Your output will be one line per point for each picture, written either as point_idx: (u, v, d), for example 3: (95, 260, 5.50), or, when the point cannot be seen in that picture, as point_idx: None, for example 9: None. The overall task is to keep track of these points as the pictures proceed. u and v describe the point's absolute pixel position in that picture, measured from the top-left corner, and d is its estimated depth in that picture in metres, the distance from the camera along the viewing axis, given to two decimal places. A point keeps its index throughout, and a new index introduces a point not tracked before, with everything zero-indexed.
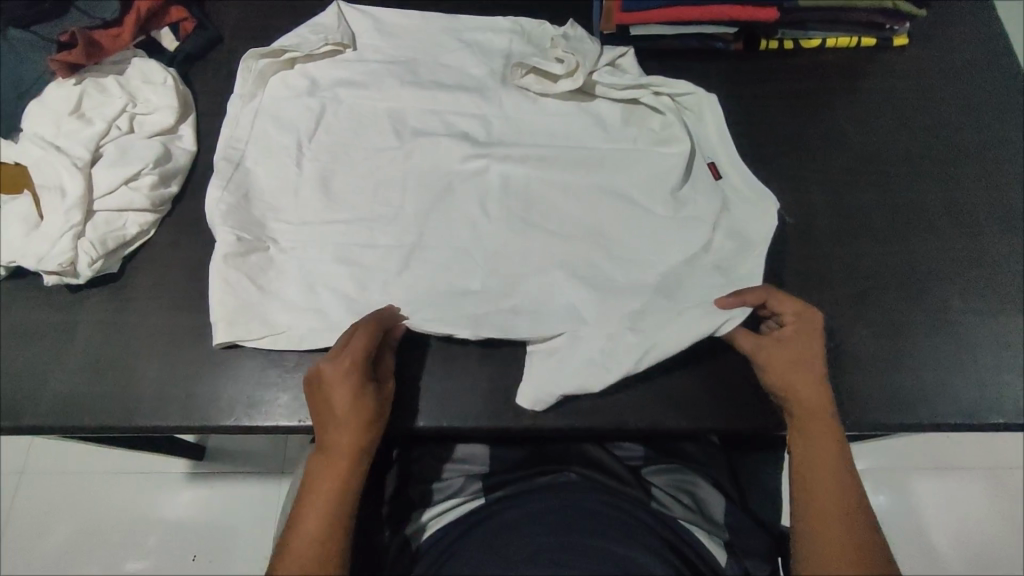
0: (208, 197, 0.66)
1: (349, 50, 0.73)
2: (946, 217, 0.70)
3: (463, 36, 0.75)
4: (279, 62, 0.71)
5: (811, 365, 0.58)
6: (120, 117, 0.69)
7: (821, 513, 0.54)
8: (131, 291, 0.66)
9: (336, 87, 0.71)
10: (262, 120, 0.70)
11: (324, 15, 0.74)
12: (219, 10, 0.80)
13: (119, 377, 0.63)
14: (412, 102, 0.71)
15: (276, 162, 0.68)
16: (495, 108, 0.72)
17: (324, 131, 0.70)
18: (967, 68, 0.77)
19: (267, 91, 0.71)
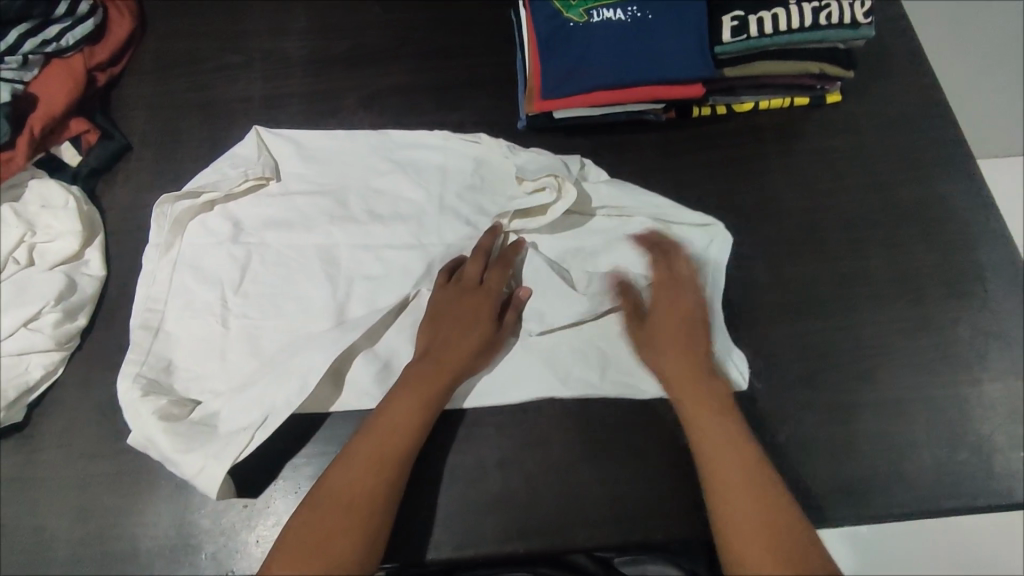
0: (123, 374, 0.61)
1: (273, 182, 0.69)
2: (890, 284, 0.68)
3: (394, 155, 0.71)
4: (196, 205, 0.67)
5: (704, 361, 0.61)
6: (18, 249, 0.65)
7: (723, 490, 0.53)
8: (41, 437, 0.62)
9: (261, 230, 0.67)
10: (182, 274, 0.65)
11: (241, 145, 0.70)
12: (128, 117, 0.77)
13: (31, 540, 0.59)
14: (344, 235, 0.67)
15: (195, 322, 0.63)
16: (428, 220, 0.68)
17: (249, 281, 0.65)
18: (900, 122, 0.76)
19: (187, 237, 0.67)
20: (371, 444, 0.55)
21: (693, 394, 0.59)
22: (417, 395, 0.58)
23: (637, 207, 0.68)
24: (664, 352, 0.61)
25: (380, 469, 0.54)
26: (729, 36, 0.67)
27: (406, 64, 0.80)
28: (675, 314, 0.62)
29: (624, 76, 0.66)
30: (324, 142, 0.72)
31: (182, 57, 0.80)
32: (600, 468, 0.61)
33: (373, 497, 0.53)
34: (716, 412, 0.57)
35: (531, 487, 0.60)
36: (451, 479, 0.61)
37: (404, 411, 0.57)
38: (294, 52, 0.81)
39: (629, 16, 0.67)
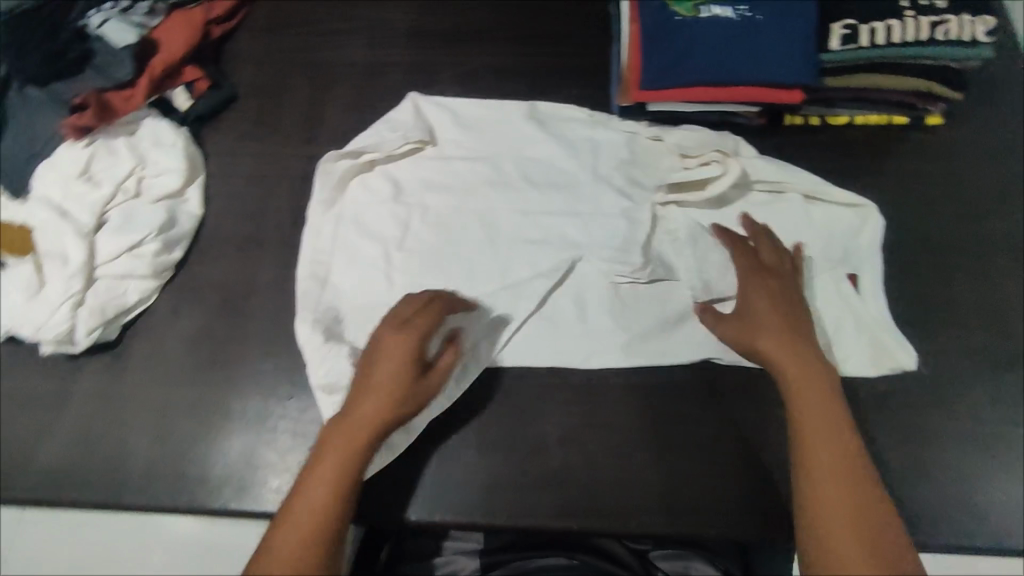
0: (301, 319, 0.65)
1: (429, 146, 0.71)
2: (978, 314, 0.66)
3: (548, 127, 0.72)
4: (359, 165, 0.69)
5: (807, 338, 0.59)
6: (128, 179, 0.69)
7: (815, 468, 0.53)
8: (129, 358, 0.65)
9: (423, 191, 0.69)
10: (346, 228, 0.68)
11: (400, 110, 0.73)
12: (236, 70, 0.81)
13: (111, 452, 0.62)
14: (506, 204, 0.69)
15: (361, 275, 0.66)
16: (584, 198, 0.68)
17: (412, 237, 0.68)
18: (1003, 152, 0.74)
19: (348, 194, 0.70)
20: (338, 459, 0.54)
21: (798, 366, 0.57)
22: (352, 425, 0.55)
23: (792, 184, 0.68)
24: (767, 326, 0.59)
25: (335, 484, 0.53)
26: (838, 44, 0.66)
27: (504, 45, 0.82)
28: (772, 288, 0.61)
29: (725, 73, 0.66)
30: (475, 112, 0.73)
31: (292, 19, 0.84)
32: (660, 457, 0.61)
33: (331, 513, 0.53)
34: (823, 388, 0.56)
35: (587, 468, 0.61)
36: (515, 448, 0.62)
37: (361, 421, 0.56)
38: (397, 25, 0.83)
39: (738, 14, 0.67)
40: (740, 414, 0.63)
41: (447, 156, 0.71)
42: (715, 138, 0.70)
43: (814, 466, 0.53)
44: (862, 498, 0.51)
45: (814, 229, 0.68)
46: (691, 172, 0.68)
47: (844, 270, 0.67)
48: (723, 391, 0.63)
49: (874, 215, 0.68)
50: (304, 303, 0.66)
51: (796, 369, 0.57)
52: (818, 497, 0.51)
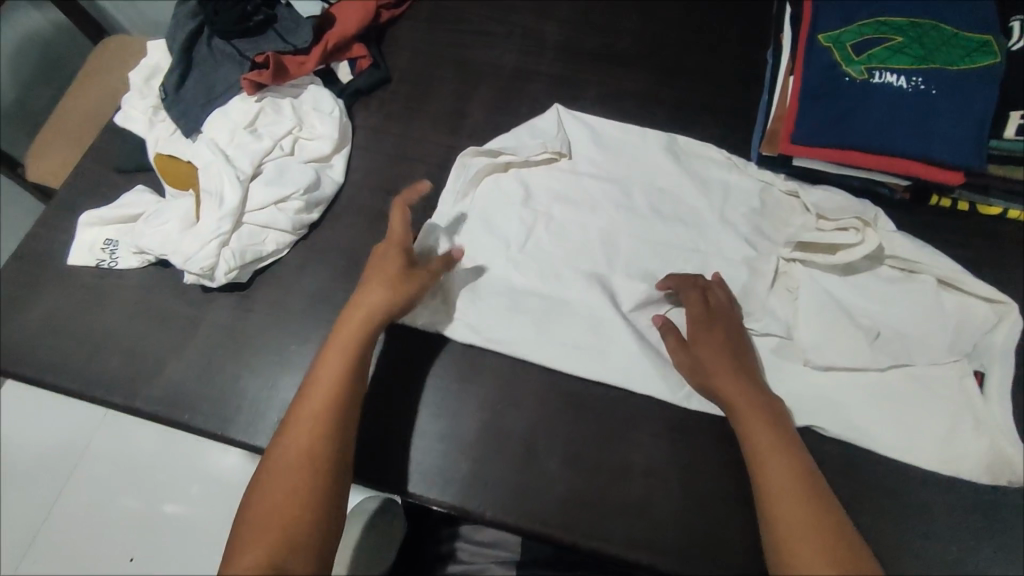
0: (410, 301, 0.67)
1: (564, 159, 0.74)
2: None
3: (683, 161, 0.73)
4: (495, 164, 0.72)
5: (726, 354, 0.61)
6: (286, 138, 0.74)
7: (774, 485, 0.54)
8: (255, 302, 0.70)
9: (551, 202, 0.71)
10: (473, 222, 0.70)
11: (543, 119, 0.76)
12: (395, 53, 0.86)
13: (223, 384, 0.67)
14: (626, 227, 0.70)
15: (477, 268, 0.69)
16: (706, 238, 0.69)
17: (532, 244, 0.69)
18: None
19: (481, 190, 0.72)
20: (308, 414, 0.57)
21: (728, 390, 0.59)
22: (332, 367, 0.59)
23: (929, 266, 0.64)
24: (704, 343, 0.62)
25: (314, 440, 0.55)
26: (1013, 133, 0.63)
27: (652, 74, 0.83)
28: (717, 332, 0.62)
29: (885, 141, 0.64)
30: (614, 133, 0.75)
31: (453, 16, 0.88)
32: (746, 514, 0.59)
33: (313, 464, 0.54)
34: (769, 418, 0.57)
35: (669, 505, 0.59)
36: (599, 468, 0.61)
37: (329, 374, 0.58)
38: (549, 37, 0.86)
39: (912, 85, 0.64)
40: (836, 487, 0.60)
41: (582, 173, 0.73)
42: (860, 203, 0.67)
43: (769, 487, 0.54)
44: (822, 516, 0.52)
45: (945, 318, 0.63)
46: (824, 235, 0.65)
47: (970, 366, 0.62)
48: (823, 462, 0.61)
49: (1014, 316, 0.62)
50: None
51: (725, 392, 0.59)
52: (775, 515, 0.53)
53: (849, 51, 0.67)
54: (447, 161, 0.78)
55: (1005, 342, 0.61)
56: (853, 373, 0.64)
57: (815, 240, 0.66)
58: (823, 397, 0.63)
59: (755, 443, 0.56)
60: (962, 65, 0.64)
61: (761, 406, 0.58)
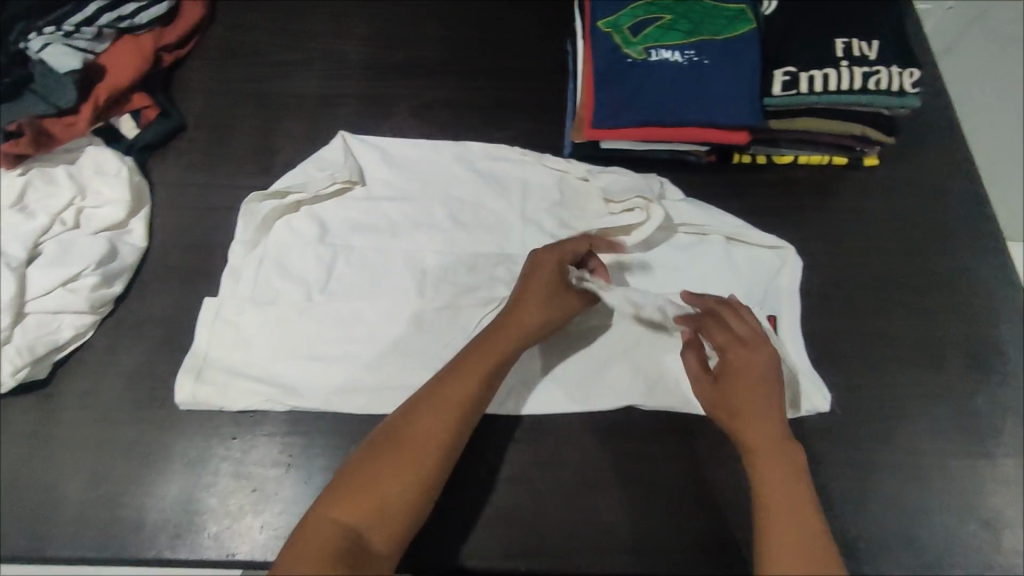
0: (209, 374, 0.62)
1: (358, 186, 0.70)
2: (915, 347, 0.69)
3: (477, 167, 0.73)
4: (283, 205, 0.68)
5: (758, 394, 0.57)
6: (66, 210, 0.66)
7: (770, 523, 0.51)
8: (62, 397, 0.62)
9: (349, 233, 0.68)
10: (269, 270, 0.66)
11: (330, 148, 0.72)
12: (186, 97, 0.80)
13: (39, 498, 0.59)
14: (434, 244, 0.68)
15: (281, 320, 0.64)
16: (512, 240, 0.69)
17: (336, 280, 0.66)
18: (934, 192, 0.78)
19: (271, 236, 0.67)
20: (439, 403, 0.53)
21: (752, 434, 0.55)
22: (483, 364, 0.56)
23: (713, 227, 0.70)
24: (731, 375, 0.58)
25: (447, 424, 0.53)
26: (778, 90, 0.68)
27: (460, 80, 0.83)
28: (757, 361, 0.57)
29: (676, 115, 0.68)
30: (406, 151, 0.73)
31: (246, 49, 0.83)
32: (610, 493, 0.61)
33: (439, 448, 0.52)
34: (791, 457, 0.54)
35: (542, 503, 0.61)
36: (464, 488, 0.61)
37: (468, 385, 0.54)
38: (352, 57, 0.84)
39: (687, 59, 0.68)
40: (687, 448, 0.63)
41: (381, 198, 0.70)
42: (646, 178, 0.71)
43: (768, 548, 0.50)
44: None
45: (736, 270, 0.70)
46: (617, 218, 0.69)
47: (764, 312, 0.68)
48: (675, 428, 0.64)
49: (790, 253, 0.70)
50: (212, 351, 0.63)
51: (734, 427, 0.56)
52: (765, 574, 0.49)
53: (626, 34, 0.70)
54: None
55: (787, 281, 0.69)
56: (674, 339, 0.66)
57: (609, 226, 0.68)
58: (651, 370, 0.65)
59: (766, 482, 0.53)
60: (725, 34, 0.69)
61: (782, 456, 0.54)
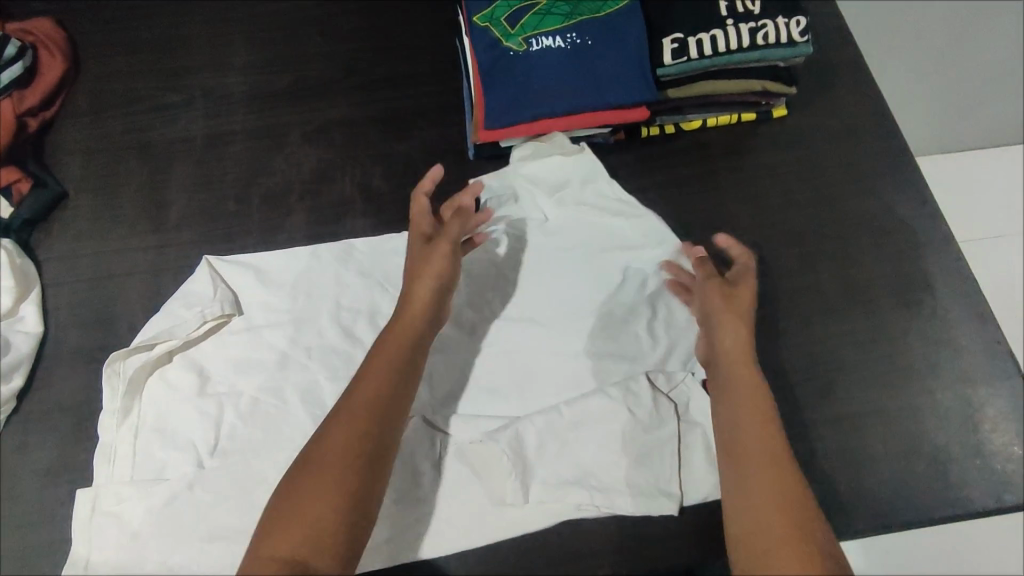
0: (134, 456, 0.61)
1: (235, 317, 0.66)
2: (844, 296, 0.69)
3: (365, 266, 0.69)
4: (151, 359, 0.63)
5: (740, 320, 0.62)
6: None
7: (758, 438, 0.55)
8: None
9: (232, 374, 0.64)
10: (147, 438, 0.61)
11: (194, 279, 0.67)
12: (62, 161, 0.75)
13: None
14: (349, 283, 0.68)
15: (170, 497, 0.59)
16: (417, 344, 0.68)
17: (226, 438, 0.62)
18: (844, 134, 0.77)
19: (145, 396, 0.63)
20: (359, 403, 0.54)
21: (736, 355, 0.60)
22: (397, 341, 0.58)
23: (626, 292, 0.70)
24: (717, 302, 0.63)
25: (364, 432, 0.53)
26: (670, 58, 0.66)
27: (352, 95, 0.79)
28: (737, 297, 0.63)
29: (568, 103, 0.65)
30: (284, 266, 0.69)
31: (118, 98, 0.78)
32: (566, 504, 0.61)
33: (360, 456, 0.52)
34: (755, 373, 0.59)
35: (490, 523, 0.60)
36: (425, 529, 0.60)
37: (392, 359, 0.57)
38: (235, 89, 0.79)
39: (569, 42, 0.66)
40: (636, 446, 0.62)
41: (265, 326, 0.66)
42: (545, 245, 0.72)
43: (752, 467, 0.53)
44: (811, 539, 0.49)
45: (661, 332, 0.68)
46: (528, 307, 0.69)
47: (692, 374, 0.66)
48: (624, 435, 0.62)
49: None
50: (122, 434, 0.61)
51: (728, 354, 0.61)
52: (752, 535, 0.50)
53: (505, 25, 0.67)
54: (161, 266, 0.70)
55: None
56: (608, 428, 0.62)
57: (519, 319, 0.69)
58: (591, 464, 0.61)
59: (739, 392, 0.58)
60: (605, 10, 0.67)
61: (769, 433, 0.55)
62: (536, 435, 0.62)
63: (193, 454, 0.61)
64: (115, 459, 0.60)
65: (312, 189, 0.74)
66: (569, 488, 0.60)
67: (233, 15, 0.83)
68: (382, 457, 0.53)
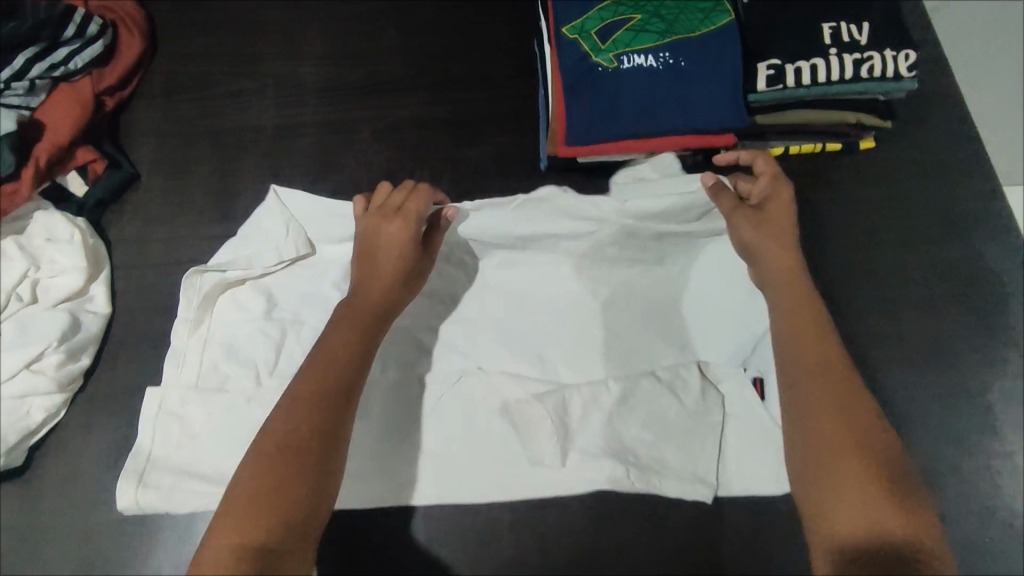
0: (174, 426, 0.61)
1: (309, 257, 0.67)
2: (924, 346, 0.66)
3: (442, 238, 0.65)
4: (227, 282, 0.65)
5: (783, 238, 0.61)
6: (21, 284, 0.63)
7: (817, 389, 0.53)
8: (44, 484, 0.60)
9: (297, 307, 0.66)
10: (212, 355, 0.64)
11: (265, 212, 0.67)
12: (136, 142, 0.75)
13: None
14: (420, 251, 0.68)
15: (223, 427, 0.61)
16: (469, 306, 0.67)
17: (285, 360, 0.64)
18: (936, 173, 0.73)
19: (216, 313, 0.65)
20: (304, 384, 0.53)
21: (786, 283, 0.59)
22: (354, 316, 0.58)
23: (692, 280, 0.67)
24: (766, 212, 0.62)
25: (318, 414, 0.51)
26: (764, 85, 0.63)
27: (423, 95, 0.78)
28: (784, 205, 0.62)
29: (654, 125, 0.63)
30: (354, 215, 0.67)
31: (193, 82, 0.78)
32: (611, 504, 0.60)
33: (316, 433, 0.51)
34: (810, 306, 0.58)
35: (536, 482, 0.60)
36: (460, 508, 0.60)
37: (348, 345, 0.56)
38: (307, 80, 0.78)
39: (661, 62, 0.63)
40: (675, 432, 0.61)
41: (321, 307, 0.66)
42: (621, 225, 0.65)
43: (814, 424, 0.52)
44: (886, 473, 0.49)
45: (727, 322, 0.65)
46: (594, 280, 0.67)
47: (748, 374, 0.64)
48: (665, 419, 0.61)
49: None
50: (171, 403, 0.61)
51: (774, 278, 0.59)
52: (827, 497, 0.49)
53: (595, 39, 0.64)
54: None
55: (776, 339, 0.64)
56: (652, 407, 0.62)
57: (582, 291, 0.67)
58: (627, 443, 0.61)
59: (786, 327, 0.57)
60: (701, 31, 0.64)
61: (834, 358, 0.55)
62: (581, 409, 0.62)
63: (252, 370, 0.64)
64: (165, 433, 0.61)
65: None
66: (606, 459, 0.60)
67: (308, 4, 0.82)
68: (338, 436, 0.52)
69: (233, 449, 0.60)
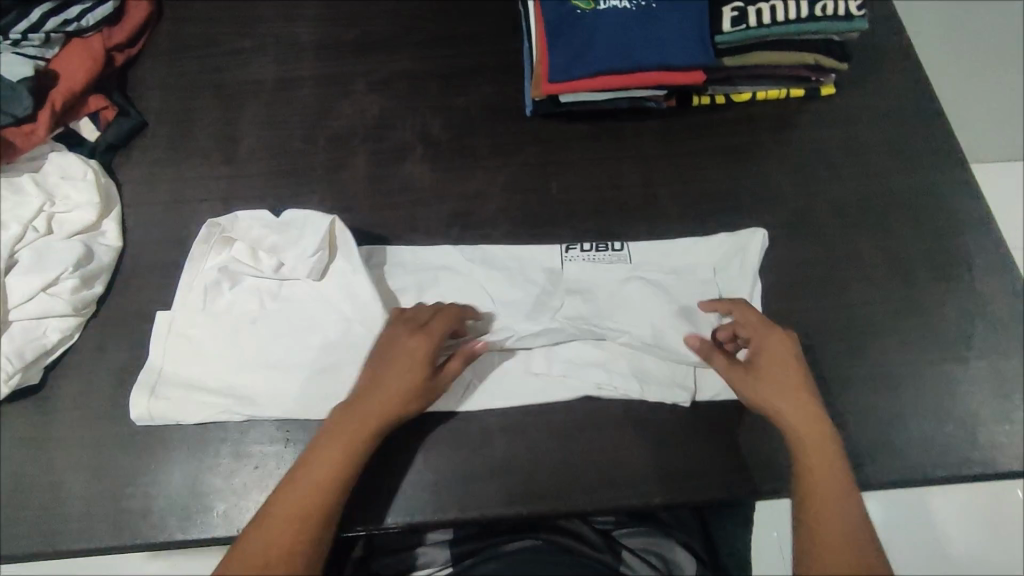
0: (186, 347, 0.65)
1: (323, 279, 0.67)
2: (882, 266, 0.71)
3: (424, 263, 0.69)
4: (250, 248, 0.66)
5: (792, 387, 0.61)
6: (37, 217, 0.67)
7: (824, 520, 0.56)
8: (57, 401, 0.64)
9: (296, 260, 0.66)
10: (217, 284, 0.66)
11: (309, 223, 0.66)
12: (143, 95, 0.80)
13: (46, 497, 0.60)
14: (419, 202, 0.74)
15: (229, 344, 0.65)
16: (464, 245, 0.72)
17: (288, 287, 0.67)
18: (891, 115, 0.79)
19: (230, 251, 0.67)
20: (287, 503, 0.55)
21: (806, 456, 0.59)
22: (356, 416, 0.58)
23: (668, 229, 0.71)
24: (769, 392, 0.61)
25: (294, 536, 0.54)
26: (729, 26, 0.70)
27: (415, 50, 0.83)
28: (795, 368, 0.62)
29: (629, 60, 0.68)
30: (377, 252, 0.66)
31: (197, 41, 0.83)
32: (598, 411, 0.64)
33: (288, 557, 0.53)
34: (810, 404, 0.60)
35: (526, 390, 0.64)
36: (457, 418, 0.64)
37: (339, 440, 0.57)
38: (305, 38, 0.83)
39: (635, 5, 0.70)
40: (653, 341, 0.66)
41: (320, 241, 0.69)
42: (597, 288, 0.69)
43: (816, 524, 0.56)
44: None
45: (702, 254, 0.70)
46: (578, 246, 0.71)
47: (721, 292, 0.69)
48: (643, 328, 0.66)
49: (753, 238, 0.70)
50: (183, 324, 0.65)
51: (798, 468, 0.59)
52: (819, 563, 0.55)
53: None
54: (231, 195, 0.74)
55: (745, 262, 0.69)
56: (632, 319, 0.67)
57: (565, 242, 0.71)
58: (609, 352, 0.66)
59: (802, 460, 0.59)
60: None
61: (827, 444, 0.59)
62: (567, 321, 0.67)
63: (257, 295, 0.67)
64: (175, 352, 0.64)
65: (374, 135, 0.78)
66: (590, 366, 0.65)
67: None
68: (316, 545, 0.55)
69: (242, 365, 0.64)
